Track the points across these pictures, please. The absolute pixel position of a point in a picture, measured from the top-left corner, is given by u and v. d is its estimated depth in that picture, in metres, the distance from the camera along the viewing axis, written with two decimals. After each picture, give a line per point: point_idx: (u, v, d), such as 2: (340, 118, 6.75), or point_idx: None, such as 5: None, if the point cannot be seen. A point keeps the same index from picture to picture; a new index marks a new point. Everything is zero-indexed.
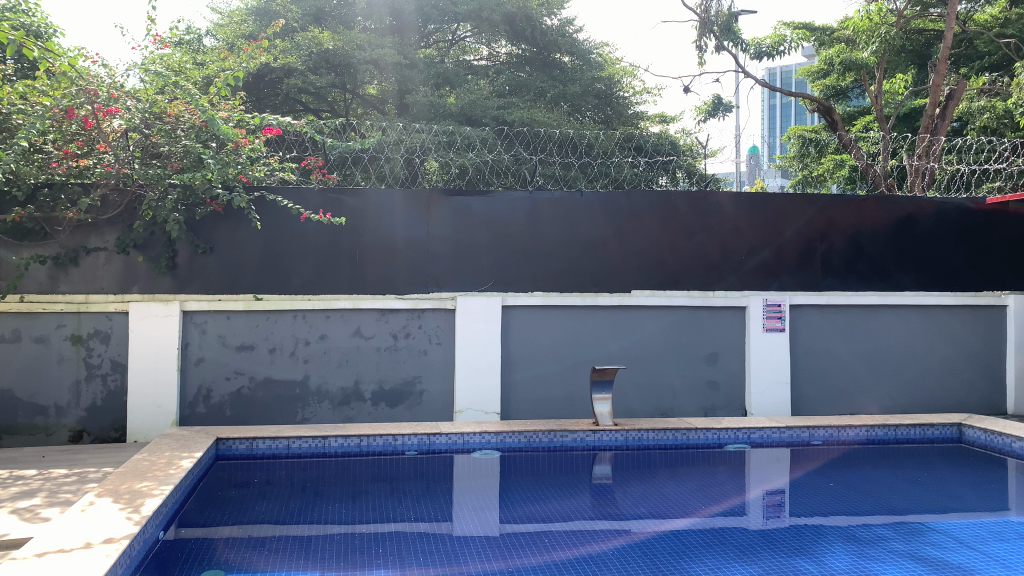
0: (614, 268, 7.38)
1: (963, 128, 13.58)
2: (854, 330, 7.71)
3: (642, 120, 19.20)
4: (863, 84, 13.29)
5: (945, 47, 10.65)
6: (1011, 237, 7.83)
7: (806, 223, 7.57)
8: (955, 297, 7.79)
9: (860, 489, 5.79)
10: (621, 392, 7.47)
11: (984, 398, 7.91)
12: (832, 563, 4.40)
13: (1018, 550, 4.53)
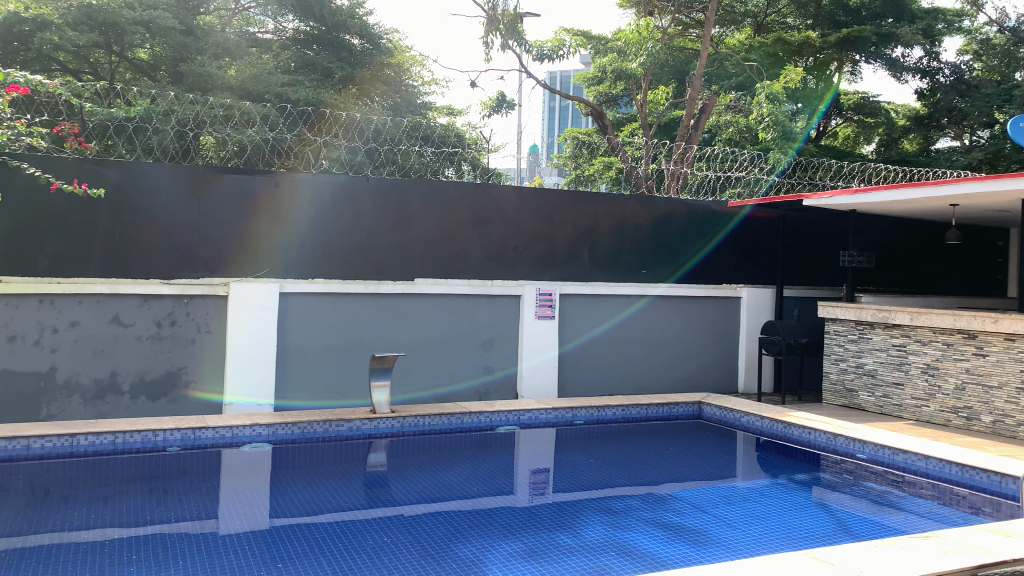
0: (398, 256, 7.40)
1: (712, 139, 15.19)
2: (616, 319, 8.36)
3: (430, 109, 19.48)
4: (632, 93, 14.43)
5: (700, 65, 11.64)
6: (746, 238, 8.90)
7: (575, 218, 8.09)
8: (700, 289, 8.69)
9: (615, 463, 6.33)
10: (399, 379, 7.53)
11: (719, 378, 8.94)
12: (588, 534, 4.79)
13: (742, 511, 5.21)
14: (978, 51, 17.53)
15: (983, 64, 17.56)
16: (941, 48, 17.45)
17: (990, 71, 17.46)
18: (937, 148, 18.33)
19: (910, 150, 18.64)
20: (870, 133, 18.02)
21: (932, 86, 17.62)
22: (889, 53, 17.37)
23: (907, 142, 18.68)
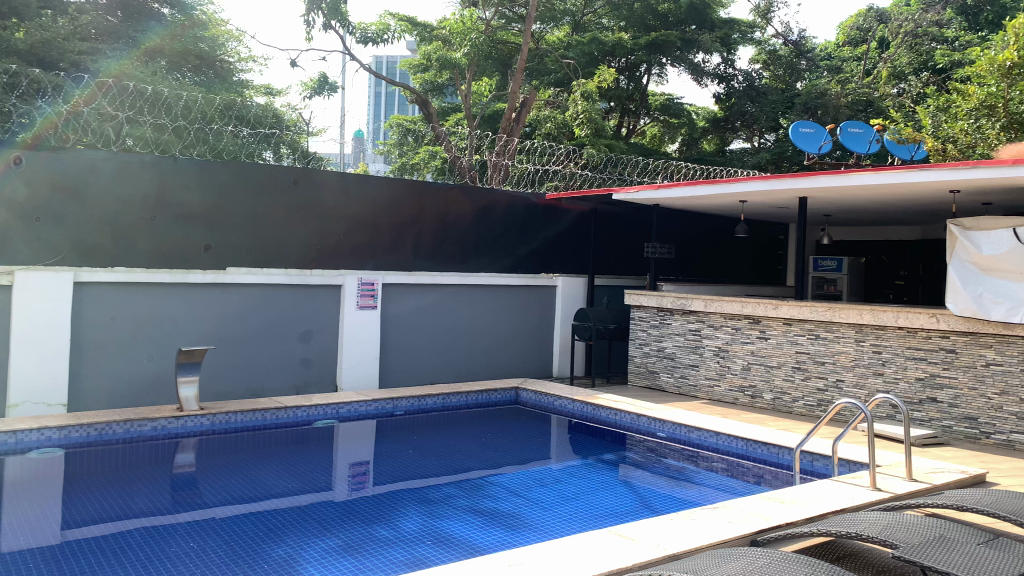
0: (210, 243, 7.00)
1: (533, 131, 15.62)
2: (438, 308, 8.43)
3: (247, 88, 18.52)
4: (457, 82, 14.53)
5: (521, 60, 11.92)
6: (563, 229, 9.26)
7: (398, 207, 8.04)
8: (519, 279, 8.96)
9: (435, 453, 6.39)
10: (209, 374, 7.13)
11: (536, 363, 9.26)
12: (404, 525, 4.81)
13: (554, 493, 5.45)
14: (767, 61, 19.50)
15: (771, 74, 19.54)
16: (736, 56, 19.00)
17: (776, 79, 19.47)
18: (730, 149, 19.56)
19: (708, 150, 19.76)
20: (674, 133, 18.83)
21: (728, 91, 19.04)
22: (691, 57, 18.56)
23: (705, 142, 19.71)
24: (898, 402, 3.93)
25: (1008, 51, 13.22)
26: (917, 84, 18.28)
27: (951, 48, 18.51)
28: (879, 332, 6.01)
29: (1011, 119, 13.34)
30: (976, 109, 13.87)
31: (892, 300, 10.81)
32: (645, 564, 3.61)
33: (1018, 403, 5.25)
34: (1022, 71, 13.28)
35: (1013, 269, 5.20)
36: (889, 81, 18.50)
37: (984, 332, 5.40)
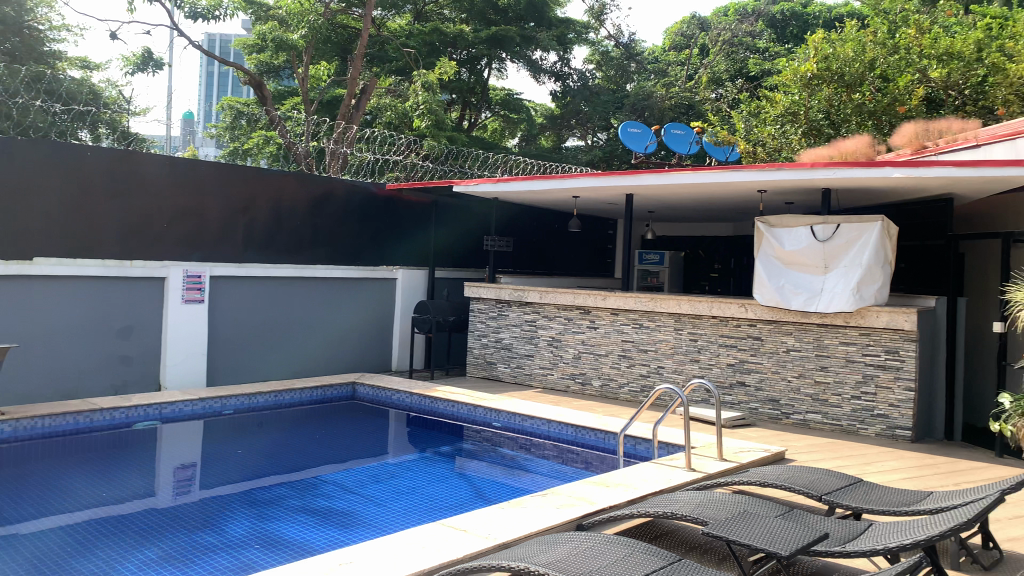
0: (14, 231, 6.27)
1: (373, 120, 15.32)
2: (273, 301, 8.09)
3: (58, 60, 16.85)
4: (294, 66, 14.00)
5: (361, 47, 11.70)
6: (403, 221, 9.18)
7: (228, 193, 7.64)
8: (357, 271, 8.78)
9: (267, 452, 6.15)
10: (11, 375, 6.38)
11: (375, 357, 9.10)
12: (232, 530, 4.59)
13: (390, 488, 5.40)
14: (599, 62, 20.27)
15: (602, 74, 20.21)
16: (572, 54, 19.67)
17: (607, 80, 20.14)
18: (565, 146, 19.94)
19: (545, 146, 20.02)
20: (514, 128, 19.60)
21: (563, 89, 19.71)
22: (529, 54, 19.02)
23: (544, 138, 20.13)
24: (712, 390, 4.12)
25: (808, 62, 14.47)
26: (732, 90, 19.48)
27: (761, 57, 20.55)
28: (696, 320, 6.27)
29: (810, 125, 14.59)
30: (781, 116, 15.10)
31: (708, 290, 11.07)
32: (478, 556, 3.64)
33: (813, 385, 5.58)
34: (820, 83, 14.56)
35: (810, 263, 5.57)
36: (709, 86, 19.54)
37: (787, 320, 5.73)
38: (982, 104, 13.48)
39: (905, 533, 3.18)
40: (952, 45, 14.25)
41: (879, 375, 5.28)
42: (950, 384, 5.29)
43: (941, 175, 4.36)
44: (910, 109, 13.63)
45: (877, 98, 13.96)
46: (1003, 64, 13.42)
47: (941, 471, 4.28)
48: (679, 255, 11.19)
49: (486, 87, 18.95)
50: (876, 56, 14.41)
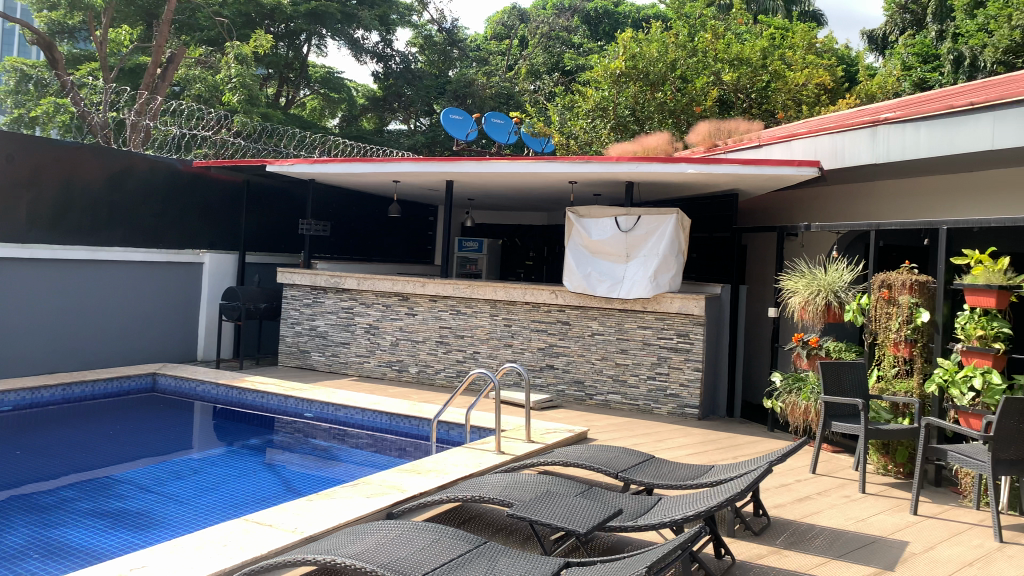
0: None
1: (180, 92, 14.19)
2: (62, 287, 7.21)
3: None
4: (88, 27, 12.69)
5: (169, 11, 10.84)
6: (212, 201, 8.57)
7: (9, 163, 6.66)
8: (161, 254, 8.03)
9: (51, 454, 5.53)
10: None
11: (179, 345, 8.35)
12: (5, 540, 4.06)
13: (192, 485, 5.02)
14: (423, 46, 19.75)
15: (425, 58, 19.87)
16: (394, 36, 19.26)
17: (430, 64, 19.84)
18: (388, 130, 19.46)
19: (367, 128, 19.46)
20: (334, 108, 18.81)
21: (385, 71, 19.30)
22: (351, 33, 18.42)
23: (366, 120, 19.54)
24: (523, 373, 4.12)
25: (617, 59, 13.58)
26: (549, 83, 20.03)
27: (577, 52, 21.09)
28: (510, 306, 6.15)
29: (618, 121, 13.69)
30: (591, 110, 13.98)
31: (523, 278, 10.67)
32: (280, 551, 3.30)
33: (614, 366, 5.67)
34: (628, 80, 13.73)
35: (611, 251, 5.65)
36: (527, 77, 20.29)
37: (592, 305, 5.72)
38: (766, 107, 13.64)
39: (689, 504, 3.39)
40: (742, 50, 14.14)
41: (671, 357, 5.41)
42: (733, 364, 5.55)
43: (731, 172, 4.71)
44: (706, 110, 13.40)
45: (678, 97, 13.40)
46: (784, 75, 13.72)
47: (722, 447, 4.53)
48: (497, 242, 10.61)
49: (305, 64, 18.17)
50: (677, 56, 13.70)
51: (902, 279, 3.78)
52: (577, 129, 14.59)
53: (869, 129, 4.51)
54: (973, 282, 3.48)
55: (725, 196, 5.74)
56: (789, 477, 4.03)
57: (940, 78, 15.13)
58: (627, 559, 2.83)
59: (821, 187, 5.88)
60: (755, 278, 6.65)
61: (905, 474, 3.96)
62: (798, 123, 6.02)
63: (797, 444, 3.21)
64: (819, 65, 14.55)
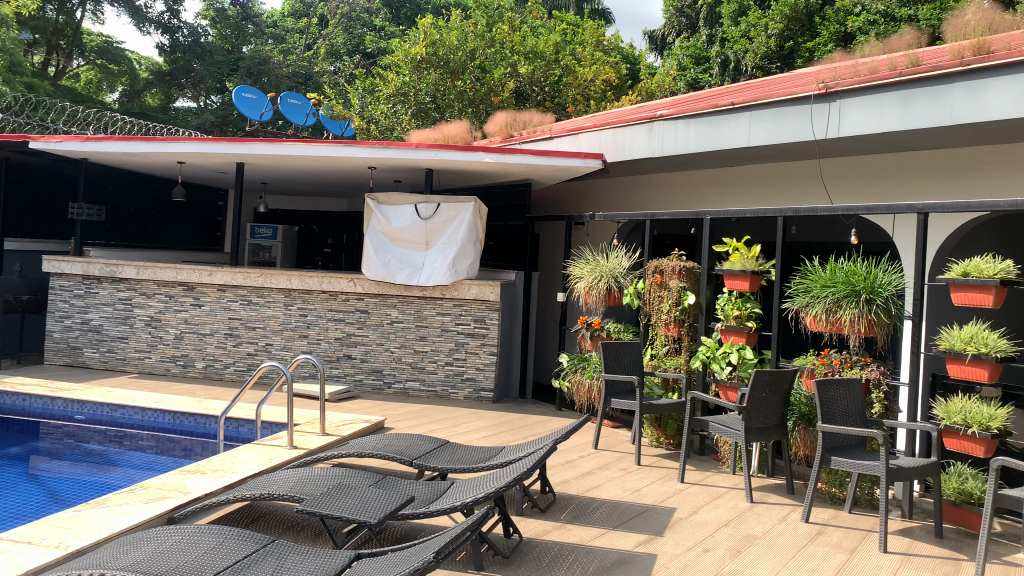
0: None
1: None
2: None
3: None
4: None
5: None
6: None
7: None
8: None
9: None
10: None
11: None
12: None
13: None
14: (213, 18, 18.62)
15: (217, 32, 18.68)
16: (182, 7, 17.90)
17: (221, 39, 18.61)
18: (176, 107, 18.06)
19: (151, 105, 17.93)
20: (112, 80, 16.80)
21: (172, 43, 17.85)
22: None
23: (150, 97, 18.03)
24: (317, 364, 3.85)
25: (417, 46, 13.12)
26: (349, 65, 19.40)
27: (378, 36, 20.55)
28: (306, 296, 5.93)
29: (418, 107, 13.27)
30: (393, 96, 13.40)
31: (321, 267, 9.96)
32: (43, 570, 2.79)
33: (413, 353, 5.67)
34: (428, 68, 13.30)
35: (411, 239, 5.58)
36: (328, 59, 19.60)
37: (391, 293, 5.66)
38: (557, 101, 14.10)
39: (480, 486, 3.37)
40: (536, 44, 14.37)
41: (468, 342, 5.51)
42: (526, 347, 5.76)
43: (524, 162, 4.80)
44: (503, 100, 13.56)
45: (477, 86, 13.40)
46: (574, 69, 14.31)
47: (513, 429, 4.66)
48: (293, 229, 9.89)
49: (79, 32, 16.36)
50: (476, 46, 13.66)
51: (672, 265, 4.07)
52: (378, 114, 14.36)
53: (646, 125, 4.82)
54: (730, 267, 3.80)
55: (518, 186, 5.91)
56: (575, 454, 4.22)
57: (711, 80, 15.97)
58: (414, 547, 2.73)
59: (605, 178, 6.21)
60: (547, 265, 6.90)
61: (674, 444, 4.29)
62: (584, 116, 6.31)
63: (582, 422, 3.27)
64: (607, 62, 15.09)
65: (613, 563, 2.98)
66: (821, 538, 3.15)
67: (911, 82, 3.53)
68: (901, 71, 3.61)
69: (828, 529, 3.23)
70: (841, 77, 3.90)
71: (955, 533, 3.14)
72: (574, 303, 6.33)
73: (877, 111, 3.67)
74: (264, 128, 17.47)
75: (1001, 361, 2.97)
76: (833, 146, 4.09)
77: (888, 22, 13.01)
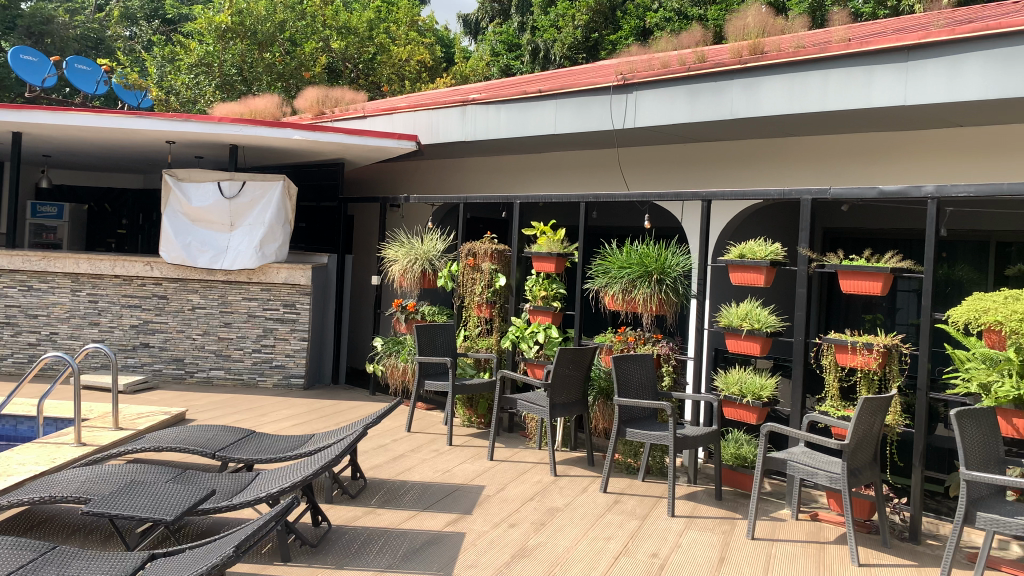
0: None
1: None
2: None
3: None
4: None
5: None
6: None
7: None
8: None
9: None
10: None
11: None
12: None
13: None
14: None
15: None
16: None
17: None
18: None
19: None
20: None
21: None
22: None
23: None
24: (110, 354, 3.42)
25: (223, 13, 12.15)
26: (147, 29, 17.79)
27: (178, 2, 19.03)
28: (96, 281, 5.43)
29: (223, 79, 12.52)
30: (195, 66, 12.63)
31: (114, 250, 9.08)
32: None
33: (217, 341, 5.38)
34: (235, 37, 12.50)
35: (214, 220, 5.30)
36: (122, 22, 17.84)
37: (192, 277, 5.33)
38: (371, 79, 13.85)
39: (284, 475, 3.18)
40: (350, 19, 13.88)
41: (277, 328, 5.31)
42: (339, 332, 5.66)
43: (336, 141, 4.70)
44: (314, 76, 13.00)
45: (286, 59, 12.76)
46: (389, 48, 13.92)
47: (325, 416, 4.58)
48: (81, 208, 8.94)
49: None
50: (285, 17, 12.90)
51: (484, 248, 4.12)
52: (178, 84, 13.28)
53: (458, 108, 4.83)
54: (538, 250, 3.92)
55: (330, 165, 5.73)
56: (386, 438, 4.19)
57: (523, 66, 16.13)
58: (217, 542, 2.45)
59: (418, 161, 6.18)
60: (360, 248, 6.77)
61: (485, 423, 4.38)
62: (397, 97, 6.24)
63: (393, 406, 3.18)
64: (421, 42, 14.96)
65: (422, 545, 2.97)
66: (617, 507, 3.34)
67: (697, 77, 3.81)
68: (691, 65, 3.86)
69: (623, 498, 3.42)
70: (638, 70, 4.10)
71: (732, 495, 3.44)
72: (388, 286, 6.28)
73: (668, 103, 3.93)
74: (45, 95, 15.58)
75: (770, 336, 3.27)
76: (632, 136, 4.32)
77: (681, 20, 13.49)
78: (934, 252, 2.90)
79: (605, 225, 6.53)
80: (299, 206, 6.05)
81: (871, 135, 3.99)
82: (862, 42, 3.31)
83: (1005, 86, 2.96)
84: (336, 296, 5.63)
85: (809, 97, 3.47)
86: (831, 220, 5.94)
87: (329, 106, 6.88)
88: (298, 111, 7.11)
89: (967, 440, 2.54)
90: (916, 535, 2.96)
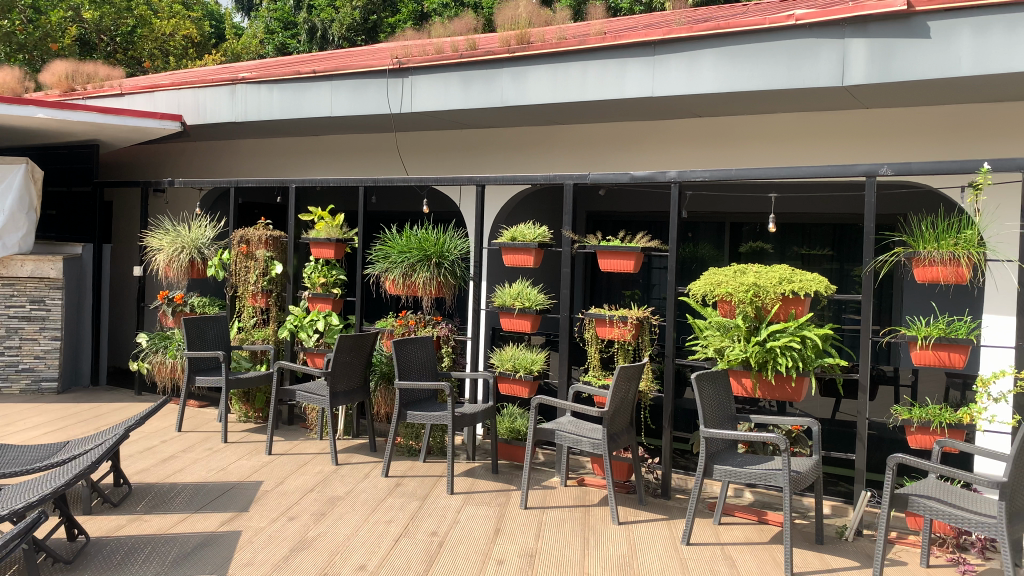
0: None
1: None
2: None
3: None
4: None
5: None
6: None
7: None
8: None
9: None
10: None
11: None
12: None
13: None
14: None
15: None
16: None
17: None
18: None
19: None
20: None
21: None
22: None
23: None
24: None
25: None
26: None
27: None
28: None
29: None
30: None
31: None
32: None
33: None
34: None
35: None
36: None
37: None
38: (130, 54, 12.85)
39: (37, 483, 2.82)
40: None
41: (23, 328, 4.81)
42: (99, 329, 5.19)
43: (88, 120, 4.31)
44: (63, 48, 11.74)
45: (28, 29, 11.24)
46: (150, 20, 13.14)
47: (83, 421, 4.22)
48: None
49: None
50: None
51: (258, 235, 3.97)
52: None
53: (228, 87, 4.59)
54: (316, 236, 3.82)
55: (81, 147, 5.31)
56: (153, 440, 3.92)
57: (300, 46, 15.57)
58: None
59: (185, 144, 5.82)
60: (121, 237, 6.27)
61: (263, 417, 4.25)
62: (160, 75, 5.83)
63: (158, 404, 2.95)
64: (187, 15, 14.06)
65: (194, 548, 2.81)
66: (398, 490, 3.36)
67: (469, 64, 3.88)
68: (463, 51, 3.92)
69: (404, 480, 3.46)
70: (412, 55, 4.11)
71: (507, 468, 3.60)
72: (154, 278, 5.88)
73: (443, 89, 3.97)
74: None
75: (540, 313, 3.42)
76: (407, 120, 4.33)
77: (458, 7, 13.64)
78: (676, 232, 3.14)
79: (386, 210, 6.55)
80: (46, 191, 5.46)
81: (622, 125, 4.30)
82: (616, 36, 3.53)
83: (736, 81, 3.29)
84: (95, 290, 5.18)
85: (571, 87, 3.65)
86: (591, 204, 6.31)
87: (81, 83, 6.24)
88: (43, 85, 6.41)
89: (705, 402, 2.79)
90: (666, 491, 3.25)
